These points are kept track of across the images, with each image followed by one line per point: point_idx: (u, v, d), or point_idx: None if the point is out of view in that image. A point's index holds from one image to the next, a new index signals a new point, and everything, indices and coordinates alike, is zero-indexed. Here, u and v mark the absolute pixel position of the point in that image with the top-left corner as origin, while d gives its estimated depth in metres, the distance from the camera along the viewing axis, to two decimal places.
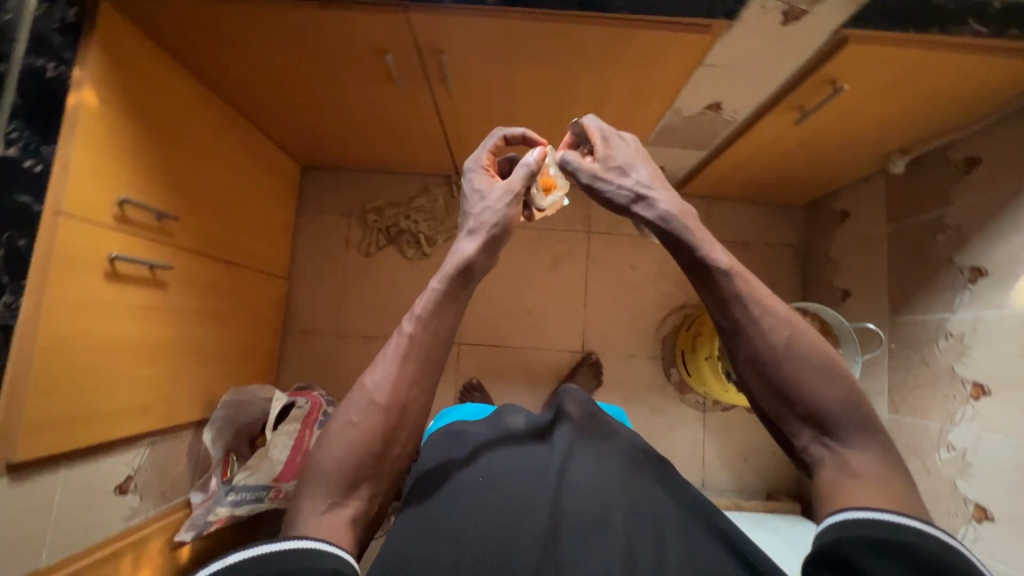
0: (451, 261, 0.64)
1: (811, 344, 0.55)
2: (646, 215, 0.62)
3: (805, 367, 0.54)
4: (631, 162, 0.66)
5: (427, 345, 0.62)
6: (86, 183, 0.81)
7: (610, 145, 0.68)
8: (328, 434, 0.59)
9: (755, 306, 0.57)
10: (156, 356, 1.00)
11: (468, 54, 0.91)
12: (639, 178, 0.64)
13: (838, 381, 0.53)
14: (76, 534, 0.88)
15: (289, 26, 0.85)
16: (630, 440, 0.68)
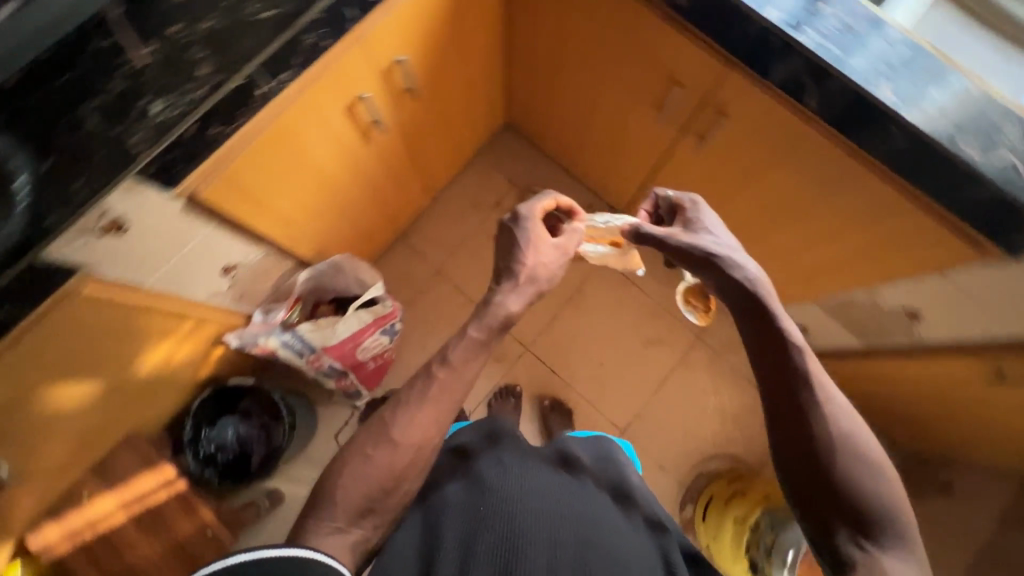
0: (494, 312, 0.74)
1: (856, 434, 0.62)
2: (728, 277, 0.70)
3: (848, 455, 0.60)
4: (717, 231, 0.75)
5: (447, 390, 0.72)
6: (391, 30, 0.88)
7: (699, 214, 0.77)
8: (345, 467, 0.69)
9: (819, 391, 0.63)
10: (322, 189, 1.06)
11: (744, 129, 0.93)
12: (723, 245, 0.72)
13: (875, 473, 0.60)
14: (178, 277, 0.96)
15: (623, 17, 0.92)
16: (597, 482, 0.81)
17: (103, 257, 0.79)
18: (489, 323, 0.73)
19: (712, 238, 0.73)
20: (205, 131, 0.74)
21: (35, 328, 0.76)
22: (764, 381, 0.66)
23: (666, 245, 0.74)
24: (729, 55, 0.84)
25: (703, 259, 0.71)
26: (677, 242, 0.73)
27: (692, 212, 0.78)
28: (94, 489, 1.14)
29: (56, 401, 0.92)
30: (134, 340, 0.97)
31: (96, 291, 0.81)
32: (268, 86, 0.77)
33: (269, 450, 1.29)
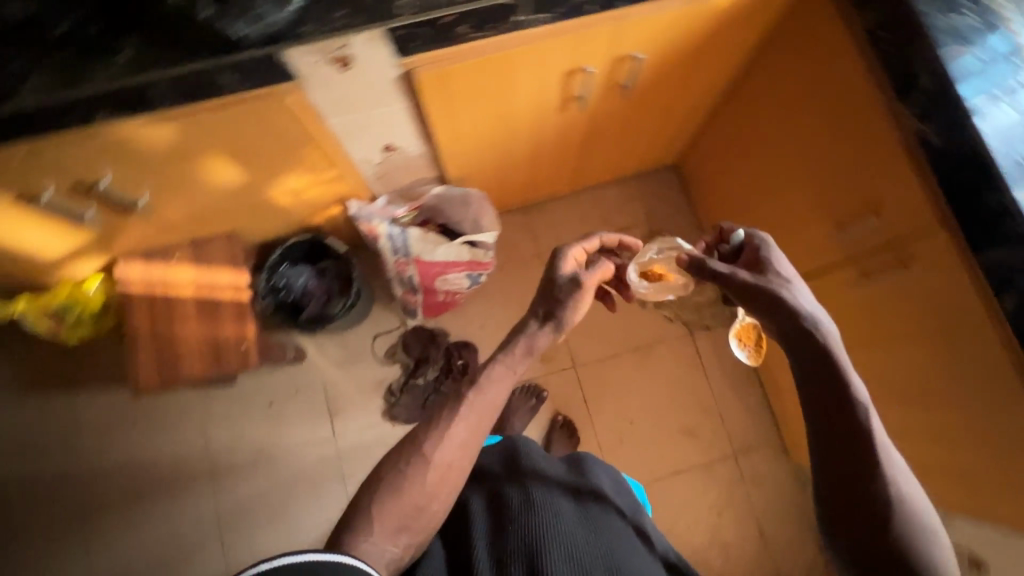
0: (525, 342, 0.80)
1: (908, 495, 0.65)
2: (797, 321, 0.70)
3: (901, 517, 0.64)
4: (787, 272, 0.76)
5: (477, 412, 0.76)
6: (647, 28, 0.90)
7: (771, 253, 0.78)
8: (383, 484, 0.73)
9: (879, 457, 0.65)
10: (499, 128, 1.11)
11: (916, 293, 0.87)
12: (792, 287, 0.73)
13: (920, 530, 0.64)
14: (350, 132, 1.01)
15: (862, 128, 0.88)
16: (614, 509, 0.84)
17: (317, 82, 0.84)
18: (513, 354, 0.79)
19: (784, 279, 0.74)
20: (456, 26, 0.80)
21: (235, 106, 0.84)
22: (817, 430, 0.68)
23: (734, 282, 0.75)
24: (950, 216, 0.79)
25: (773, 301, 0.72)
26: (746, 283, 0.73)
27: (763, 250, 0.78)
28: (182, 260, 1.24)
29: (205, 173, 1.01)
30: (284, 163, 1.04)
31: (296, 105, 0.87)
32: (525, 17, 0.82)
33: (321, 313, 1.38)
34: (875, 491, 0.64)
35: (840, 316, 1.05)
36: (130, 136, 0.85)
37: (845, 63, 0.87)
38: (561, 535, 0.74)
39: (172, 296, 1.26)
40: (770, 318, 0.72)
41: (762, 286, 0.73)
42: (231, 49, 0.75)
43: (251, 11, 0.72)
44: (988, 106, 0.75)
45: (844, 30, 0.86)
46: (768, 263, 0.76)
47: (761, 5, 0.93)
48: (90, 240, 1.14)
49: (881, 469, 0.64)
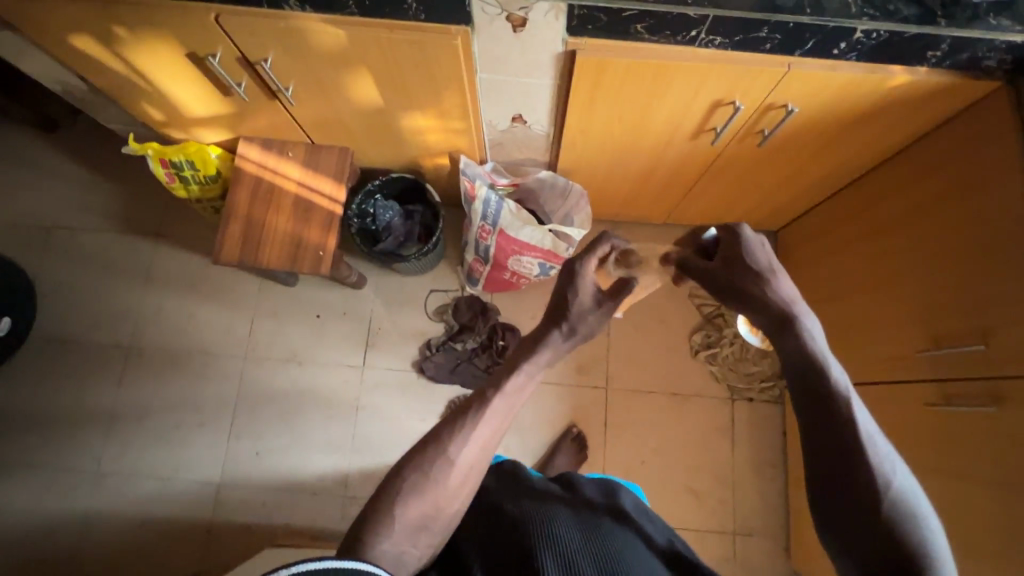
0: (545, 354, 0.70)
1: (900, 481, 0.53)
2: (772, 321, 0.61)
3: (894, 507, 0.52)
4: (767, 261, 0.63)
5: (500, 414, 0.68)
6: (814, 84, 0.89)
7: (747, 241, 0.64)
8: (404, 484, 0.63)
9: (858, 442, 0.53)
10: (627, 136, 1.12)
11: (1006, 436, 0.81)
12: (769, 281, 0.62)
13: (918, 525, 0.52)
14: (492, 90, 1.05)
15: (1002, 250, 0.84)
16: (610, 509, 0.77)
17: (487, 33, 0.88)
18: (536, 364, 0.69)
19: (758, 272, 0.62)
20: (633, 23, 0.82)
21: (407, 31, 0.90)
22: (799, 401, 0.58)
23: (709, 279, 0.66)
24: None
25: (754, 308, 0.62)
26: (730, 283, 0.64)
27: (738, 239, 0.64)
28: (295, 158, 1.32)
29: (350, 86, 1.07)
30: (421, 100, 1.09)
31: (460, 48, 0.91)
32: (701, 35, 0.83)
33: (395, 250, 1.42)
34: (859, 479, 0.52)
35: (904, 433, 1.00)
36: (307, 29, 0.92)
37: (1013, 177, 0.83)
38: (555, 532, 0.67)
39: (278, 186, 1.32)
40: (749, 316, 0.63)
41: (734, 279, 0.63)
42: None
43: None
44: None
45: (1021, 145, 0.82)
46: (741, 252, 0.63)
47: (932, 98, 0.90)
48: (228, 113, 1.23)
49: (864, 451, 0.53)
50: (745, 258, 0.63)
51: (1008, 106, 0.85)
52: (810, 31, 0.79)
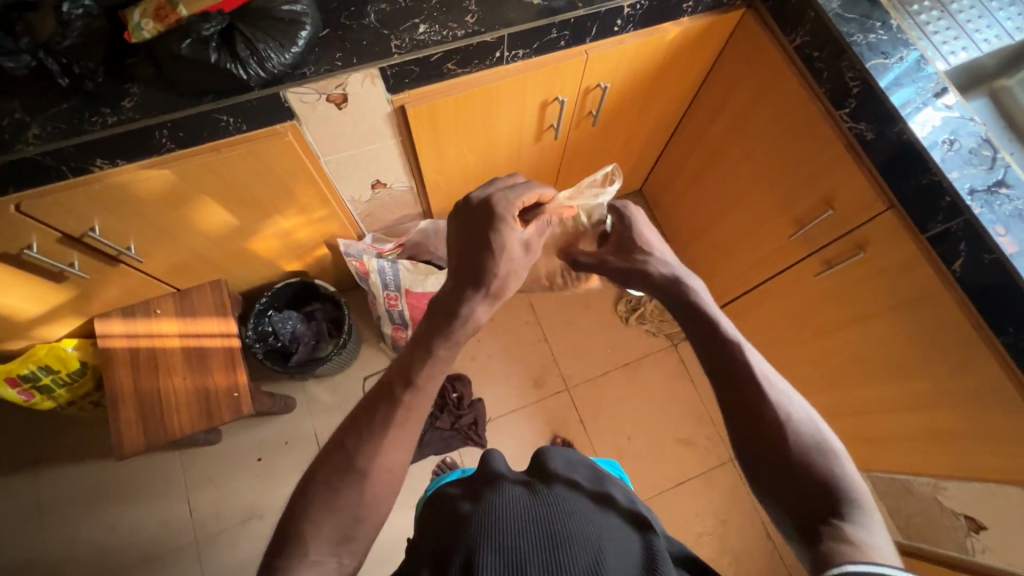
0: (466, 327, 0.62)
1: (807, 419, 0.55)
2: (657, 286, 0.68)
3: (802, 441, 0.54)
4: (652, 244, 0.74)
5: (417, 410, 0.60)
6: (612, 60, 1.01)
7: (631, 228, 0.76)
8: (337, 522, 0.55)
9: (760, 386, 0.56)
10: (482, 161, 1.18)
11: (874, 269, 0.95)
12: (657, 259, 0.72)
13: (828, 459, 0.53)
14: (342, 168, 1.05)
15: (806, 131, 1.00)
16: (577, 488, 0.73)
17: (315, 119, 0.89)
18: (456, 338, 0.61)
19: (635, 250, 0.74)
20: (443, 63, 0.88)
21: (235, 146, 0.88)
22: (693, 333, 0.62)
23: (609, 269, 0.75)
24: (891, 196, 0.89)
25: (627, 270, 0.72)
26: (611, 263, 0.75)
27: (623, 227, 0.77)
28: (166, 313, 1.21)
29: (195, 220, 1.02)
30: (275, 206, 1.07)
31: (294, 142, 0.91)
32: (505, 53, 0.90)
33: (310, 356, 1.34)
34: (768, 419, 0.55)
35: (811, 305, 1.13)
36: (124, 183, 0.86)
37: (785, 75, 1.00)
38: (503, 528, 0.61)
39: (159, 349, 1.20)
40: (640, 286, 0.70)
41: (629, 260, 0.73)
42: (236, 92, 0.79)
43: (253, 54, 0.76)
44: (915, 110, 0.84)
45: (780, 49, 1.00)
46: (632, 238, 0.75)
47: (703, 39, 1.06)
48: (70, 299, 1.11)
49: (767, 395, 0.56)
50: (636, 240, 0.75)
51: (757, 24, 1.02)
52: (590, 19, 0.90)
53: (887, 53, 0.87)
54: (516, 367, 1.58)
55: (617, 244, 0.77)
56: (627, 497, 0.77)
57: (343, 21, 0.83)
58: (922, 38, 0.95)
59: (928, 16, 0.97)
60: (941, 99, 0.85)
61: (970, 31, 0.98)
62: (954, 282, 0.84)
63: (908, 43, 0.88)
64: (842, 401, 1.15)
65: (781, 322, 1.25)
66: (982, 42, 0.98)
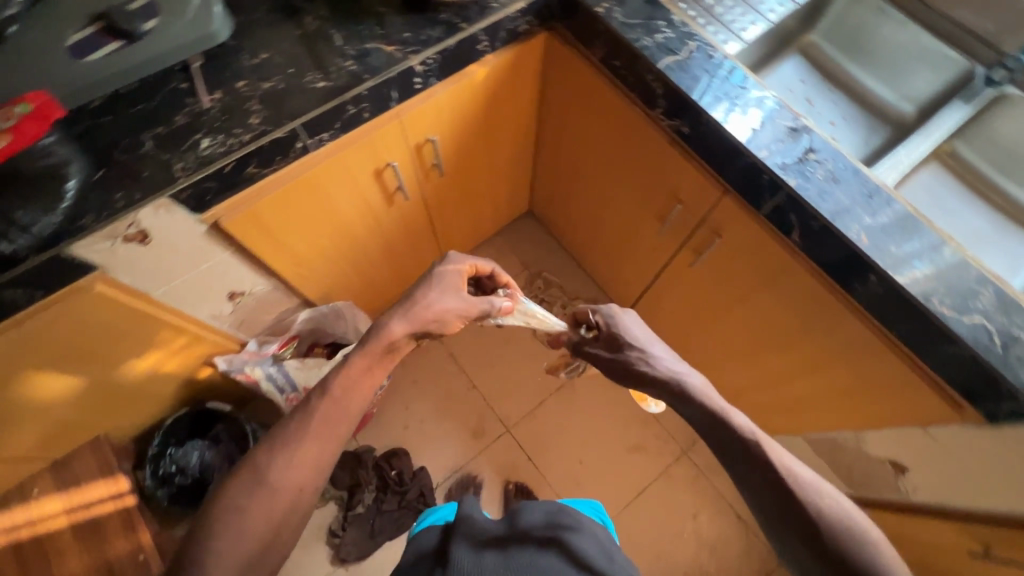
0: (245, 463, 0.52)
1: (810, 480, 0.59)
2: (664, 384, 0.69)
3: (812, 501, 0.57)
4: (643, 336, 0.75)
5: None
6: (429, 113, 0.99)
7: (624, 327, 0.76)
8: None
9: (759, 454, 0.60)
10: (339, 238, 1.13)
11: (735, 252, 0.96)
12: (653, 353, 0.72)
13: (834, 510, 0.57)
14: (184, 296, 0.98)
15: (636, 134, 1.00)
16: (551, 555, 0.68)
17: (121, 263, 0.82)
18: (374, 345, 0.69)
19: (636, 349, 0.73)
20: (242, 169, 0.83)
21: (35, 316, 0.80)
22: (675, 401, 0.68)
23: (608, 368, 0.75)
24: (723, 181, 0.90)
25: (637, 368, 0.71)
26: (613, 363, 0.74)
27: (616, 326, 0.77)
28: (45, 491, 1.11)
29: (28, 395, 0.93)
30: (121, 353, 0.99)
31: (107, 289, 0.84)
32: (307, 141, 0.86)
33: None
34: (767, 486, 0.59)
35: (700, 292, 1.13)
36: None
37: (602, 85, 1.00)
38: None
39: (43, 534, 1.08)
40: (636, 382, 0.71)
41: (629, 350, 0.73)
42: (5, 268, 0.71)
43: (13, 223, 0.69)
44: (716, 99, 0.84)
45: (588, 62, 1.00)
46: (622, 335, 0.75)
47: (517, 67, 1.05)
48: None
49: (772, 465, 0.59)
50: (630, 332, 0.75)
51: (563, 43, 1.02)
52: (385, 86, 0.87)
53: (677, 49, 0.88)
54: (453, 423, 1.52)
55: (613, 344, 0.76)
56: (603, 552, 0.72)
57: (117, 156, 0.78)
58: (713, 23, 0.97)
59: (715, 1, 0.99)
60: (738, 82, 0.86)
61: (757, 7, 1.01)
62: (799, 250, 0.85)
63: (695, 35, 0.89)
64: (753, 376, 1.15)
65: (682, 313, 1.25)
66: (770, 13, 1.01)
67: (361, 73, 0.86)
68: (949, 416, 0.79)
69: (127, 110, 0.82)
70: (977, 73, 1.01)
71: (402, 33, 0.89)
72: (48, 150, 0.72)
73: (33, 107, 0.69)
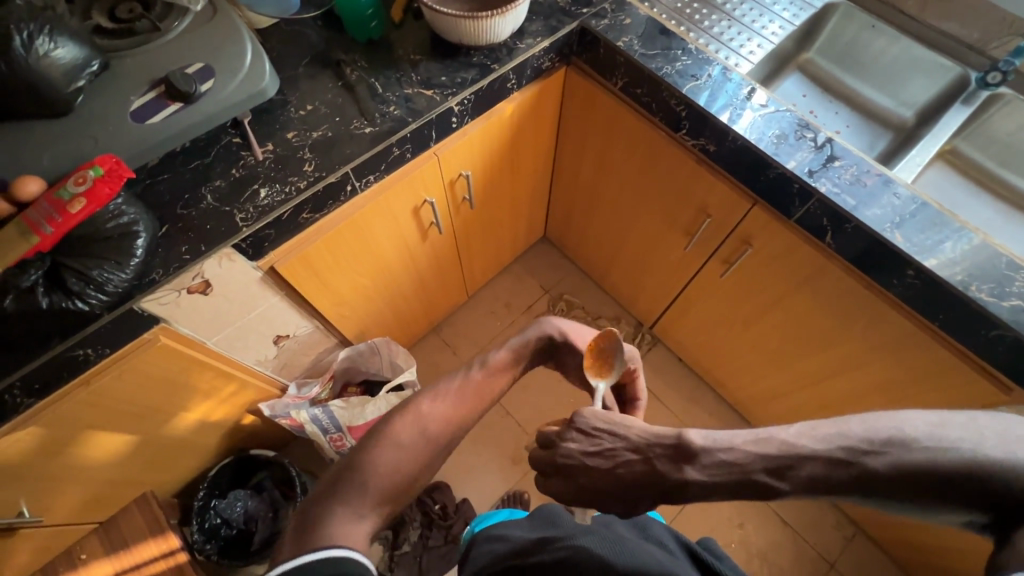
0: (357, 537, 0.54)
1: (824, 439, 0.50)
2: (677, 460, 0.52)
3: (840, 450, 0.49)
4: (594, 433, 0.57)
5: None
6: (462, 150, 1.04)
7: (573, 451, 0.57)
8: None
9: (771, 461, 0.50)
10: (378, 275, 1.16)
11: (768, 258, 1.00)
12: (620, 440, 0.55)
13: (867, 438, 0.49)
14: (236, 343, 0.99)
15: (660, 154, 1.05)
16: None
17: (185, 314, 0.85)
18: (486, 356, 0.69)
19: (605, 454, 0.55)
20: (298, 216, 0.86)
21: (103, 372, 0.81)
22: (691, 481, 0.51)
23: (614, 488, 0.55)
24: (751, 192, 0.95)
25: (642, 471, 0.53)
26: (614, 477, 0.54)
27: (564, 458, 0.57)
28: (94, 555, 1.07)
29: (87, 454, 0.93)
30: (176, 404, 0.99)
31: (170, 341, 0.86)
32: (356, 184, 0.90)
33: (274, 531, 1.23)
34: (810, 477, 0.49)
35: (732, 300, 1.17)
36: None
37: (623, 112, 1.05)
38: None
39: None
40: (654, 498, 0.53)
41: (589, 478, 0.56)
42: (81, 325, 0.73)
43: (89, 283, 0.71)
44: (738, 117, 0.90)
45: (608, 92, 1.06)
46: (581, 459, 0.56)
47: (540, 101, 1.11)
48: None
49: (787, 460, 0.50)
50: (577, 463, 0.56)
51: (582, 76, 1.08)
52: (425, 128, 0.92)
53: (696, 75, 0.94)
54: (490, 451, 1.52)
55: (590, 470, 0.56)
56: None
57: (180, 211, 0.82)
58: (722, 48, 1.04)
59: (720, 28, 1.07)
60: (754, 100, 0.92)
61: (756, 28, 1.09)
62: (833, 253, 0.89)
63: (709, 60, 0.96)
64: (793, 378, 1.18)
65: (713, 322, 1.28)
66: (771, 35, 1.09)
67: (405, 116, 0.90)
68: (998, 398, 0.82)
69: (183, 168, 0.85)
70: (972, 77, 1.06)
71: (438, 77, 0.94)
72: (119, 210, 0.75)
73: (103, 170, 0.71)
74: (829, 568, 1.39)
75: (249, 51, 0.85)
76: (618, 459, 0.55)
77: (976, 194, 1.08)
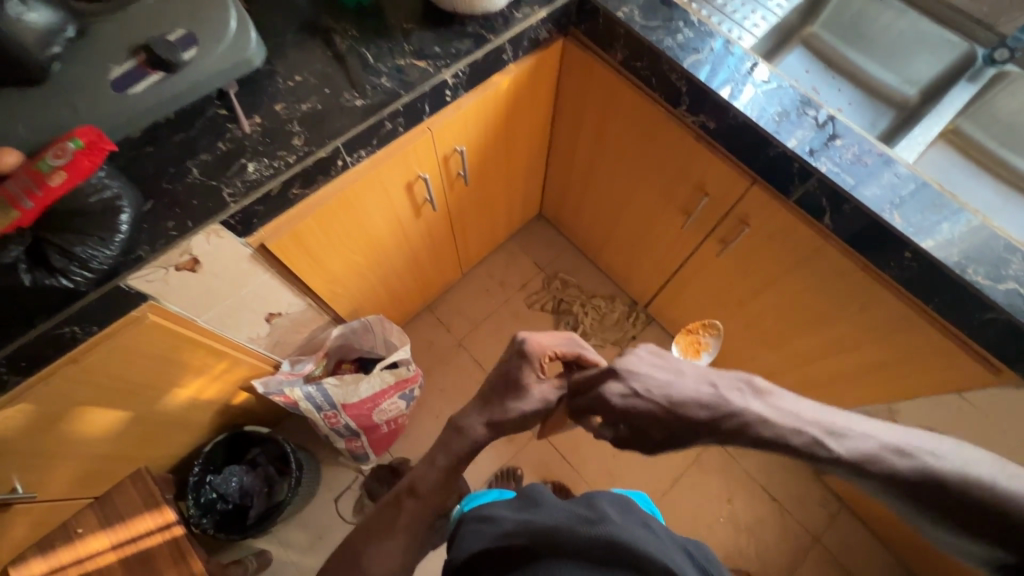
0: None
1: (874, 431, 0.56)
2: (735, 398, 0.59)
3: (884, 445, 0.55)
4: (660, 368, 0.63)
5: None
6: (456, 124, 1.01)
7: (637, 376, 0.63)
8: None
9: (817, 428, 0.57)
10: (371, 252, 1.15)
11: (765, 238, 0.99)
12: (686, 375, 0.62)
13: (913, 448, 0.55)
14: (227, 320, 0.98)
15: (659, 130, 1.03)
16: None
17: (173, 290, 0.83)
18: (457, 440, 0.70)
19: (669, 384, 0.61)
20: (287, 191, 0.84)
21: (91, 349, 0.80)
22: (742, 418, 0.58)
23: (662, 414, 0.61)
24: (750, 170, 0.93)
25: (699, 402, 0.59)
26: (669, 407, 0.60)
27: (626, 380, 0.63)
28: (91, 529, 1.08)
29: (78, 431, 0.92)
30: (167, 382, 0.99)
31: (159, 318, 0.84)
32: (347, 159, 0.88)
33: (270, 505, 1.24)
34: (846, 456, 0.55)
35: (727, 280, 1.16)
36: None
37: (622, 86, 1.03)
38: None
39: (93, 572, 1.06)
40: (697, 425, 0.60)
41: (641, 403, 0.62)
42: (65, 303, 0.72)
43: (72, 260, 0.70)
44: (739, 92, 0.87)
45: (608, 65, 1.03)
46: (642, 383, 0.62)
47: (537, 73, 1.07)
48: None
49: (835, 435, 0.56)
50: (638, 383, 0.62)
51: (581, 48, 1.05)
52: (419, 101, 0.89)
53: (698, 48, 0.91)
54: None
55: (648, 395, 0.61)
56: None
57: (165, 185, 0.79)
58: (725, 21, 1.01)
59: None
60: (757, 75, 0.89)
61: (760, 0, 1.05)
62: (831, 233, 0.89)
63: (712, 33, 0.93)
64: (785, 358, 1.18)
65: (708, 301, 1.28)
66: (775, 8, 1.05)
67: (397, 89, 0.87)
68: (988, 379, 0.83)
69: (168, 140, 0.82)
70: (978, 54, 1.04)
71: (431, 47, 0.91)
72: (101, 184, 0.72)
73: (84, 143, 0.69)
74: (813, 542, 1.43)
75: (233, 17, 0.81)
76: (681, 389, 0.61)
77: (976, 174, 1.06)
